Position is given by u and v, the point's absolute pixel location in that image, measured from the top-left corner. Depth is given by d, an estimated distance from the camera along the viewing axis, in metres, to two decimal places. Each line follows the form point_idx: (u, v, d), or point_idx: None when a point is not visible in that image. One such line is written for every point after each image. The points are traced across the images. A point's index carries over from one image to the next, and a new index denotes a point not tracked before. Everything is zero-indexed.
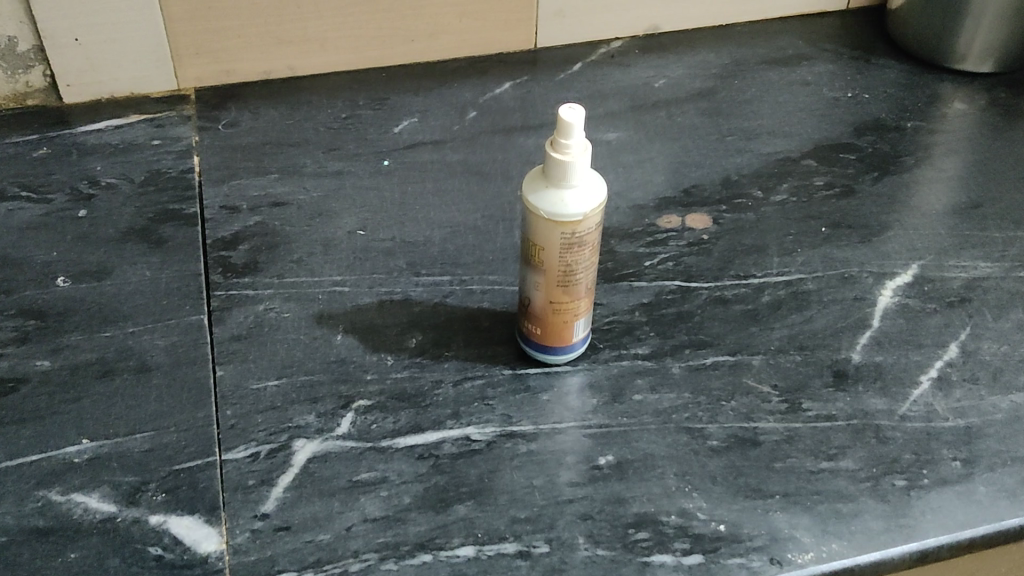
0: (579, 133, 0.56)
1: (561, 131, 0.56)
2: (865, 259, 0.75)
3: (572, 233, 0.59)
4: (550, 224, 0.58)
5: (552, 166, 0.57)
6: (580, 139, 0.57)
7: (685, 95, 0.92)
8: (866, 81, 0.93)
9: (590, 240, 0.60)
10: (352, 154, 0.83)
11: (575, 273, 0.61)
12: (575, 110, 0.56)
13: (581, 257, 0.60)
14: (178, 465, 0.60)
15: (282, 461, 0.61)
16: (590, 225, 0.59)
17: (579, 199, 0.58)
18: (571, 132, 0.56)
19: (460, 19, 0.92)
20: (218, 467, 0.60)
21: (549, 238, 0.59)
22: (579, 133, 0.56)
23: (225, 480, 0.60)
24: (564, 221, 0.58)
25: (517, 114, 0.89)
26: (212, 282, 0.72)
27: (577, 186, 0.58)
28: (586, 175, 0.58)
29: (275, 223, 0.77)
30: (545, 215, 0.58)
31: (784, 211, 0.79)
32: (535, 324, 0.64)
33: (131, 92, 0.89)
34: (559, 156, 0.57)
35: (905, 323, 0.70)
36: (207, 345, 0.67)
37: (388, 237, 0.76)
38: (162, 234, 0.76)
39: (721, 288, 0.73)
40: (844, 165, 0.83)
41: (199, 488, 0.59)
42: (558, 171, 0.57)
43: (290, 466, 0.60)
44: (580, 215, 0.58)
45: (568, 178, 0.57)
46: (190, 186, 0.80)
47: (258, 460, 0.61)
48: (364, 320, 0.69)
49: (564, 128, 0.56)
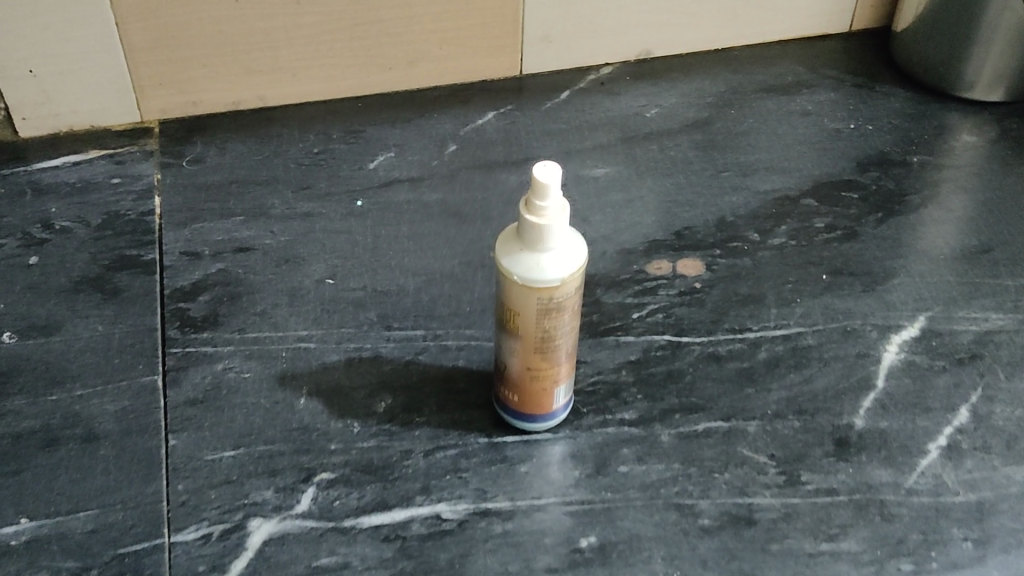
0: (556, 193, 0.52)
1: (536, 191, 0.52)
2: (869, 310, 0.70)
3: (549, 298, 0.54)
4: (524, 289, 0.54)
5: (527, 229, 0.53)
6: (558, 199, 0.52)
7: (678, 126, 0.87)
8: (869, 111, 0.88)
9: (569, 305, 0.55)
10: (324, 193, 0.79)
11: (553, 339, 0.56)
12: (550, 169, 0.51)
13: (560, 322, 0.55)
14: (123, 549, 0.56)
15: (235, 544, 0.56)
16: (568, 289, 0.54)
17: (557, 263, 0.53)
18: (547, 193, 0.51)
19: (441, 46, 0.88)
20: (166, 551, 0.56)
21: (524, 303, 0.54)
22: (555, 193, 0.52)
23: (173, 566, 0.55)
24: (540, 286, 0.53)
25: (499, 147, 0.84)
26: (168, 338, 0.67)
27: (554, 250, 0.53)
28: (565, 237, 0.54)
29: (238, 271, 0.72)
30: (520, 279, 0.53)
31: (782, 256, 0.74)
32: (511, 391, 0.60)
33: (92, 124, 0.84)
34: (534, 219, 0.52)
35: (912, 384, 0.66)
36: (160, 410, 0.63)
37: (358, 286, 0.71)
38: (117, 283, 0.71)
39: (715, 344, 0.68)
40: (846, 205, 0.79)
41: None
42: (534, 234, 0.53)
43: (244, 549, 0.56)
44: (558, 279, 0.53)
45: (545, 241, 0.53)
46: (149, 229, 0.75)
47: (209, 543, 0.56)
48: (329, 380, 0.64)
49: (540, 188, 0.51)
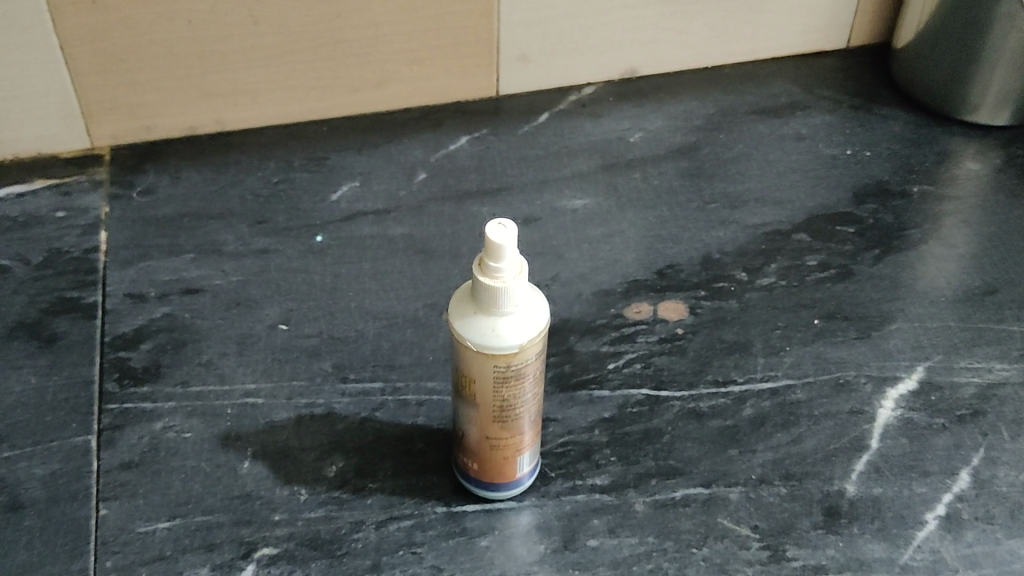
0: (511, 253, 0.47)
1: (490, 251, 0.47)
2: (863, 360, 0.65)
3: (506, 365, 0.49)
4: (479, 355, 0.49)
5: (481, 292, 0.48)
6: (513, 259, 0.47)
7: (663, 152, 0.81)
8: (867, 136, 0.82)
9: (530, 371, 0.50)
10: (282, 228, 0.74)
11: (514, 407, 0.51)
12: (505, 227, 0.47)
13: (520, 389, 0.50)
14: None
15: None
16: (528, 355, 0.49)
17: (517, 327, 0.48)
18: (502, 253, 0.47)
19: (411, 67, 0.82)
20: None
21: (479, 371, 0.49)
22: (511, 252, 0.47)
23: None
24: (496, 352, 0.48)
25: (472, 175, 0.79)
26: (105, 393, 0.62)
27: (513, 314, 0.48)
28: (524, 299, 0.49)
29: (186, 316, 0.67)
30: (474, 345, 0.48)
31: (771, 298, 0.69)
32: (471, 460, 0.55)
33: (39, 151, 0.79)
34: (489, 281, 0.47)
35: (909, 445, 0.60)
36: (92, 475, 0.58)
37: (313, 332, 0.66)
38: (55, 330, 0.66)
39: (696, 399, 0.63)
40: (840, 241, 0.73)
41: None
42: (490, 297, 0.48)
43: None
44: (517, 345, 0.48)
45: (503, 304, 0.48)
46: (93, 268, 0.70)
47: None
48: (277, 441, 0.60)
49: (494, 250, 0.47)
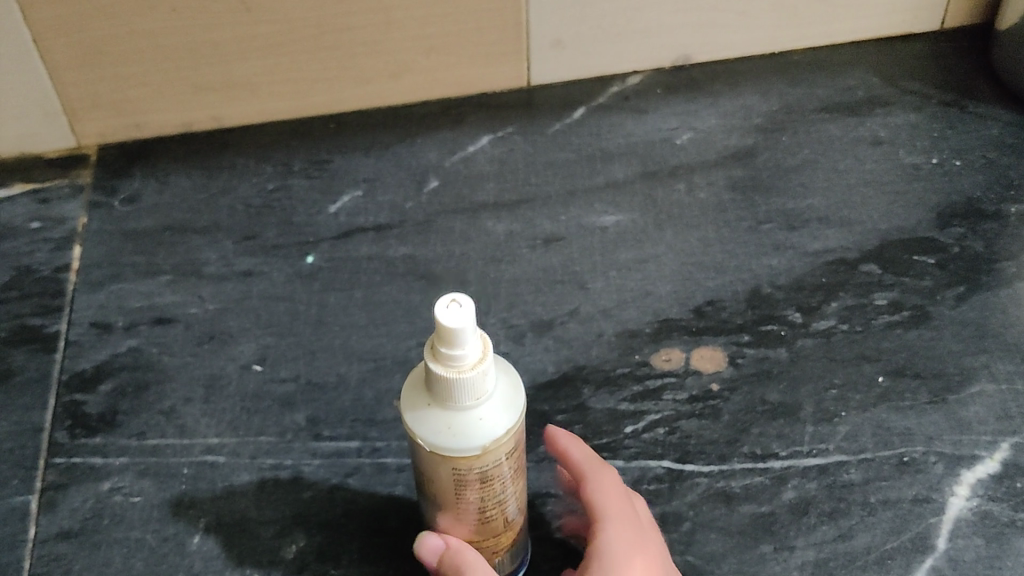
0: (471, 340, 0.38)
1: (445, 337, 0.38)
2: (935, 432, 0.54)
3: (468, 470, 0.41)
4: (430, 456, 0.40)
5: (435, 382, 0.39)
6: (473, 346, 0.38)
7: (714, 157, 0.70)
8: (959, 141, 0.70)
9: (500, 472, 0.41)
10: (270, 246, 0.65)
11: (484, 509, 0.43)
12: (462, 308, 0.37)
13: (484, 494, 0.42)
14: None
15: None
16: (491, 460, 0.41)
17: (478, 425, 0.39)
18: (459, 341, 0.37)
19: (428, 55, 0.71)
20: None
21: (435, 473, 0.41)
22: (470, 338, 0.38)
23: None
24: (451, 456, 0.40)
25: (490, 183, 0.69)
26: (54, 443, 0.55)
27: (475, 409, 0.39)
28: (490, 390, 0.40)
29: (152, 351, 0.60)
30: (426, 444, 0.40)
31: (828, 347, 0.58)
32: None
33: (21, 150, 0.71)
34: (443, 372, 0.38)
35: (984, 548, 0.50)
36: (25, 545, 0.51)
37: (290, 376, 0.58)
38: (10, 364, 0.59)
39: (727, 476, 0.53)
40: (918, 274, 0.62)
41: None
42: (445, 392, 0.39)
43: None
44: (477, 446, 0.40)
45: (461, 399, 0.39)
46: (61, 291, 0.63)
47: None
48: (233, 511, 0.52)
49: (450, 337, 0.37)
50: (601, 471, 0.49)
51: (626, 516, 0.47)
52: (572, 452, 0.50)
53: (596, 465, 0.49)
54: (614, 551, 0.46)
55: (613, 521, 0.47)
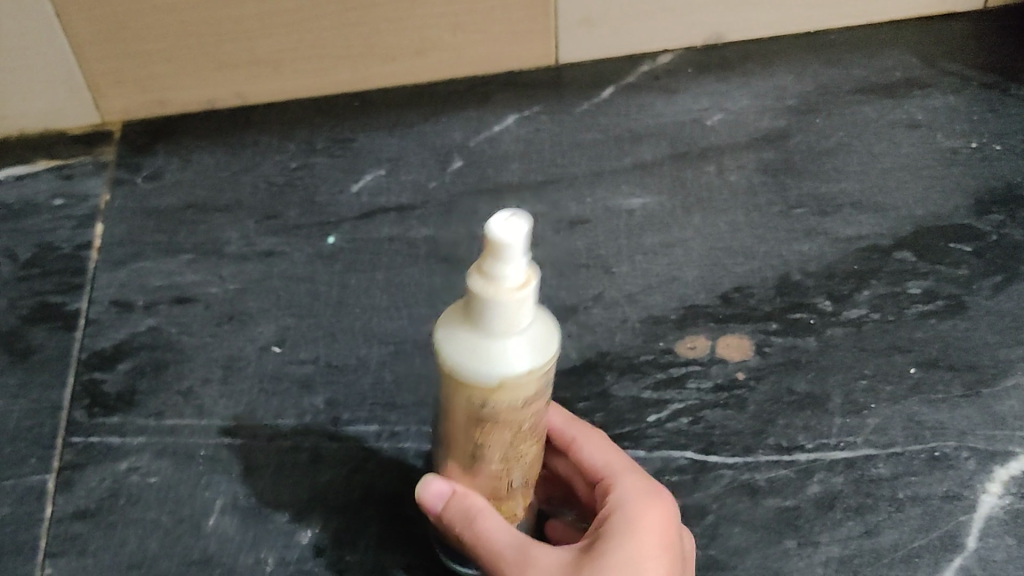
0: (514, 263, 0.36)
1: (490, 253, 0.36)
2: (968, 426, 0.52)
3: (484, 408, 0.40)
4: (451, 383, 0.40)
5: (470, 299, 0.38)
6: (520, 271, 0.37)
7: (745, 140, 0.68)
8: (999, 124, 0.68)
9: (515, 418, 0.41)
10: (292, 225, 0.65)
11: (497, 456, 0.43)
12: (515, 227, 0.35)
13: (497, 439, 0.42)
14: None
15: None
16: (508, 403, 0.40)
17: (501, 358, 0.39)
18: (502, 260, 0.36)
19: (454, 32, 0.70)
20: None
21: (452, 402, 0.41)
22: (514, 260, 0.36)
23: None
24: (470, 385, 0.39)
25: (515, 162, 0.68)
26: (72, 422, 0.55)
27: (502, 338, 0.38)
28: (523, 322, 0.38)
29: (172, 330, 0.59)
30: (449, 366, 0.40)
31: (859, 337, 0.56)
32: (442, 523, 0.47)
33: (45, 127, 0.71)
34: (480, 289, 0.37)
35: (1017, 548, 0.48)
36: (42, 524, 0.51)
37: (310, 358, 0.57)
38: (30, 341, 0.59)
39: (751, 468, 0.51)
40: (954, 261, 0.60)
41: None
42: (477, 312, 0.37)
43: None
44: (494, 380, 0.39)
45: (491, 325, 0.38)
46: (82, 268, 0.63)
47: None
48: (250, 494, 0.52)
49: (495, 254, 0.36)
50: (587, 431, 0.49)
51: (626, 467, 0.47)
52: (551, 419, 0.49)
53: (580, 426, 0.49)
54: (625, 494, 0.45)
55: (617, 471, 0.46)
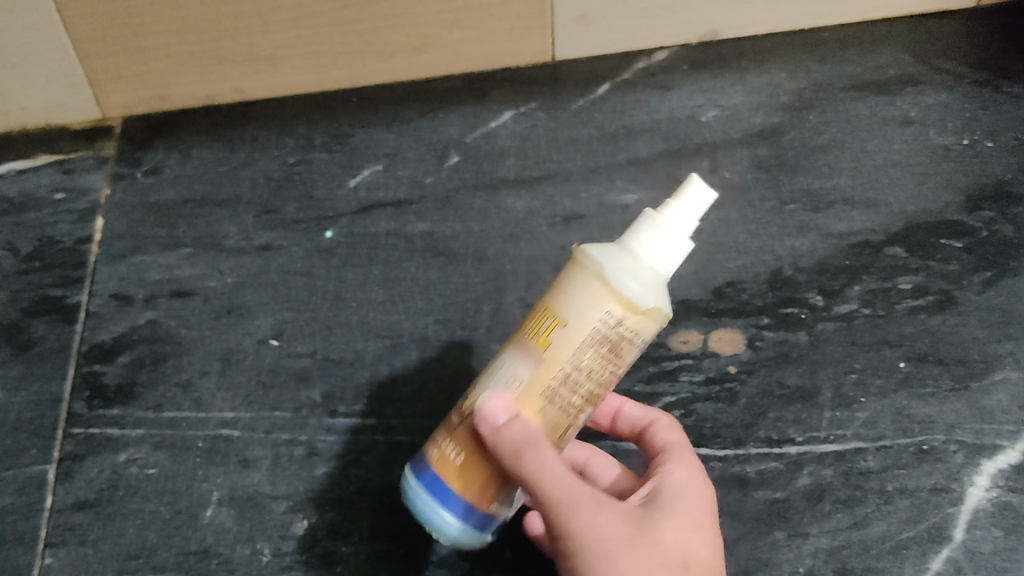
0: (697, 212, 0.44)
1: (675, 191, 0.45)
2: (957, 419, 0.53)
3: (614, 327, 0.43)
4: (592, 295, 0.43)
5: (637, 230, 0.44)
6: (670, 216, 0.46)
7: (739, 136, 0.68)
8: (991, 121, 0.68)
9: (626, 351, 0.44)
10: (289, 220, 0.65)
11: (578, 387, 0.44)
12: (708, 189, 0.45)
13: (599, 368, 0.44)
14: None
15: None
16: (632, 332, 0.43)
17: (651, 285, 0.43)
18: (687, 201, 0.44)
19: (451, 29, 0.69)
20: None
21: (586, 314, 0.43)
22: (696, 211, 0.44)
23: None
24: (616, 297, 0.43)
25: (510, 158, 0.68)
26: (72, 413, 0.56)
27: (654, 268, 0.44)
28: (669, 268, 0.44)
29: (170, 323, 0.60)
30: (597, 277, 0.43)
31: (849, 331, 0.57)
32: (464, 449, 0.44)
33: (47, 122, 0.71)
34: (659, 214, 0.44)
35: (1003, 539, 0.49)
36: (43, 514, 0.52)
37: (307, 351, 0.58)
38: (32, 334, 0.60)
39: (742, 461, 0.52)
40: (944, 258, 0.60)
41: None
42: (641, 238, 0.44)
43: None
44: (638, 302, 0.43)
45: (650, 252, 0.44)
46: (82, 262, 0.64)
47: None
48: (247, 485, 0.53)
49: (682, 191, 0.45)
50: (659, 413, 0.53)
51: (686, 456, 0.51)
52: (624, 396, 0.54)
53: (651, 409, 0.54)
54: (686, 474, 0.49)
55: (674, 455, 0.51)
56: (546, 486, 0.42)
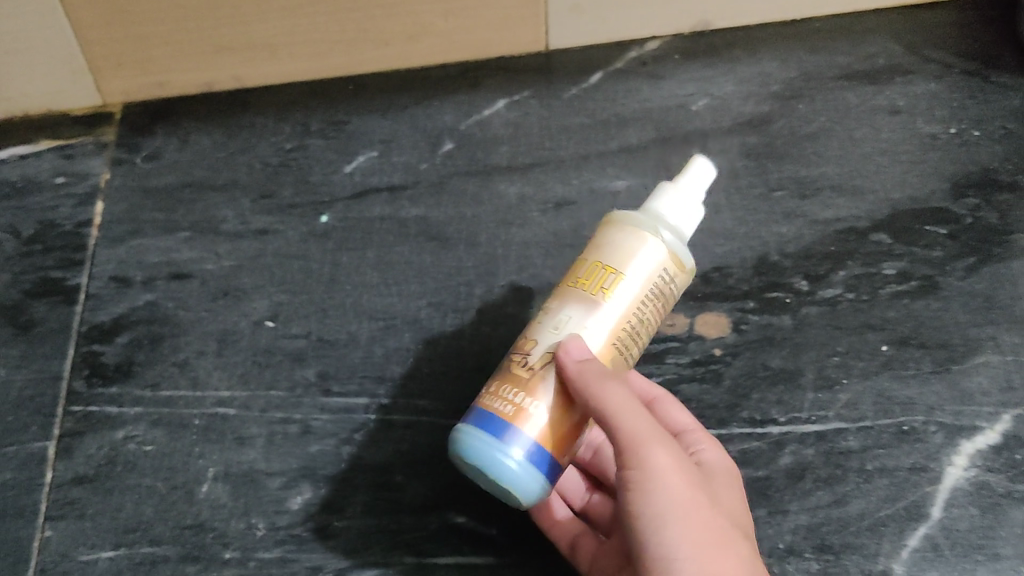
0: (705, 181, 0.51)
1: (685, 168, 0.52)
2: (937, 401, 0.54)
3: (665, 278, 0.48)
4: (646, 251, 0.48)
5: (661, 198, 0.50)
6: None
7: (729, 125, 0.69)
8: (978, 110, 0.69)
9: (669, 300, 0.50)
10: (286, 205, 0.66)
11: (636, 335, 0.48)
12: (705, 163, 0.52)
13: (651, 316, 0.49)
14: None
15: None
16: (674, 284, 0.49)
17: (683, 241, 0.50)
18: (698, 172, 0.51)
19: (446, 18, 0.70)
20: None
21: (646, 266, 0.48)
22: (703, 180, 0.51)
23: None
24: (666, 252, 0.48)
25: (504, 146, 0.69)
26: (71, 391, 0.57)
27: (683, 227, 0.50)
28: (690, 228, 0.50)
29: (168, 304, 0.61)
30: (647, 236, 0.48)
31: (833, 315, 0.58)
32: (537, 393, 0.46)
33: (48, 108, 0.72)
34: (680, 182, 0.51)
35: (979, 517, 0.50)
36: (42, 489, 0.53)
37: (301, 332, 0.59)
38: (32, 315, 0.61)
39: (726, 440, 0.54)
40: (928, 244, 0.61)
41: None
42: (668, 202, 0.50)
43: None
44: (679, 256, 0.49)
45: (679, 214, 0.50)
46: (83, 245, 0.65)
47: None
48: (242, 462, 0.54)
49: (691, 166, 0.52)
50: None
51: None
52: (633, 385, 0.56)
53: None
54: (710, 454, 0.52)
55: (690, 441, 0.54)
56: (627, 419, 0.45)
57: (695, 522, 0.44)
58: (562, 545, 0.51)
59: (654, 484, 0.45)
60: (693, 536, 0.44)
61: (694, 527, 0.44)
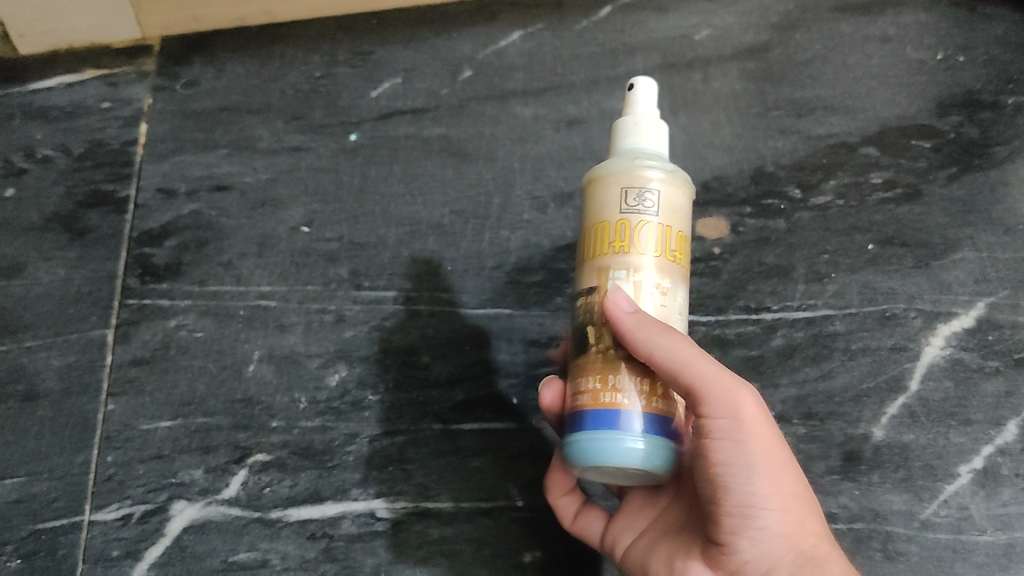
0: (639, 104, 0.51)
1: (632, 106, 0.50)
2: (917, 291, 0.61)
3: None
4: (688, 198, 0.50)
5: (655, 139, 0.49)
6: (628, 119, 0.49)
7: (729, 52, 0.71)
8: (964, 37, 0.70)
9: None
10: (317, 125, 0.70)
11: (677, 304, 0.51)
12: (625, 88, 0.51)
13: None
14: (41, 524, 0.57)
15: (153, 530, 0.56)
16: None
17: None
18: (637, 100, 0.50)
19: None
20: (84, 530, 0.56)
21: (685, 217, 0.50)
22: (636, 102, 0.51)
23: (88, 549, 0.56)
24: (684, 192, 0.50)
25: (520, 73, 0.71)
26: (125, 287, 0.63)
27: None
28: None
29: (210, 212, 0.66)
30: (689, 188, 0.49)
31: (823, 219, 0.63)
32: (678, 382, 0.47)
33: (91, 40, 0.74)
34: (649, 112, 0.49)
35: (953, 389, 0.58)
36: (102, 369, 0.61)
37: (334, 236, 0.64)
38: (87, 223, 0.66)
39: (723, 323, 0.60)
40: (914, 156, 0.66)
41: (58, 556, 0.56)
42: (660, 138, 0.49)
43: (161, 536, 0.56)
44: None
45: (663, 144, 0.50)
46: (130, 162, 0.69)
47: (128, 527, 0.56)
48: (284, 345, 0.61)
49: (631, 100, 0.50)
50: None
51: None
52: None
53: None
54: None
55: None
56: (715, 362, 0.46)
57: (782, 471, 0.46)
58: (566, 515, 0.55)
59: (741, 429, 0.45)
60: (779, 484, 0.46)
61: (780, 472, 0.46)
